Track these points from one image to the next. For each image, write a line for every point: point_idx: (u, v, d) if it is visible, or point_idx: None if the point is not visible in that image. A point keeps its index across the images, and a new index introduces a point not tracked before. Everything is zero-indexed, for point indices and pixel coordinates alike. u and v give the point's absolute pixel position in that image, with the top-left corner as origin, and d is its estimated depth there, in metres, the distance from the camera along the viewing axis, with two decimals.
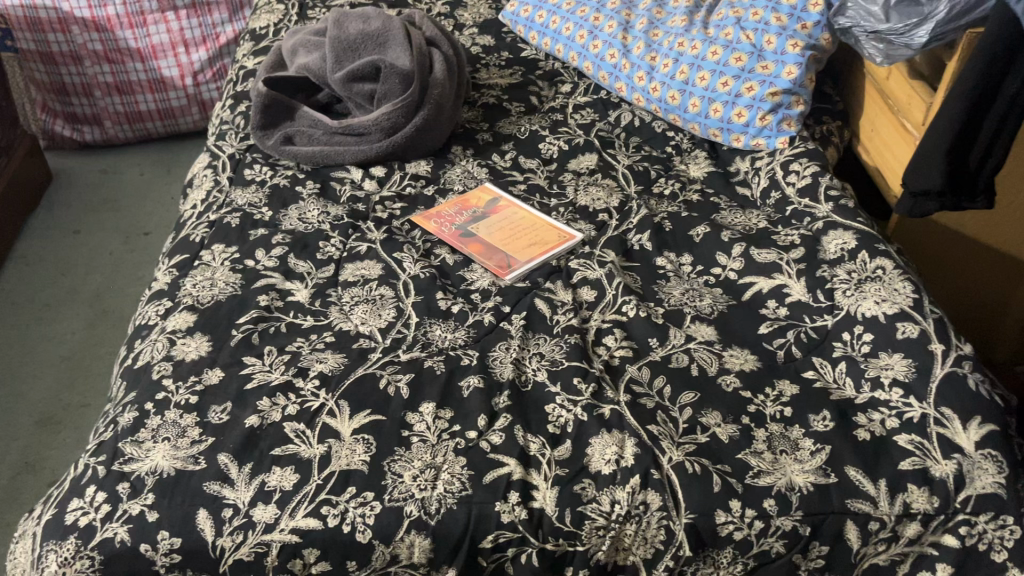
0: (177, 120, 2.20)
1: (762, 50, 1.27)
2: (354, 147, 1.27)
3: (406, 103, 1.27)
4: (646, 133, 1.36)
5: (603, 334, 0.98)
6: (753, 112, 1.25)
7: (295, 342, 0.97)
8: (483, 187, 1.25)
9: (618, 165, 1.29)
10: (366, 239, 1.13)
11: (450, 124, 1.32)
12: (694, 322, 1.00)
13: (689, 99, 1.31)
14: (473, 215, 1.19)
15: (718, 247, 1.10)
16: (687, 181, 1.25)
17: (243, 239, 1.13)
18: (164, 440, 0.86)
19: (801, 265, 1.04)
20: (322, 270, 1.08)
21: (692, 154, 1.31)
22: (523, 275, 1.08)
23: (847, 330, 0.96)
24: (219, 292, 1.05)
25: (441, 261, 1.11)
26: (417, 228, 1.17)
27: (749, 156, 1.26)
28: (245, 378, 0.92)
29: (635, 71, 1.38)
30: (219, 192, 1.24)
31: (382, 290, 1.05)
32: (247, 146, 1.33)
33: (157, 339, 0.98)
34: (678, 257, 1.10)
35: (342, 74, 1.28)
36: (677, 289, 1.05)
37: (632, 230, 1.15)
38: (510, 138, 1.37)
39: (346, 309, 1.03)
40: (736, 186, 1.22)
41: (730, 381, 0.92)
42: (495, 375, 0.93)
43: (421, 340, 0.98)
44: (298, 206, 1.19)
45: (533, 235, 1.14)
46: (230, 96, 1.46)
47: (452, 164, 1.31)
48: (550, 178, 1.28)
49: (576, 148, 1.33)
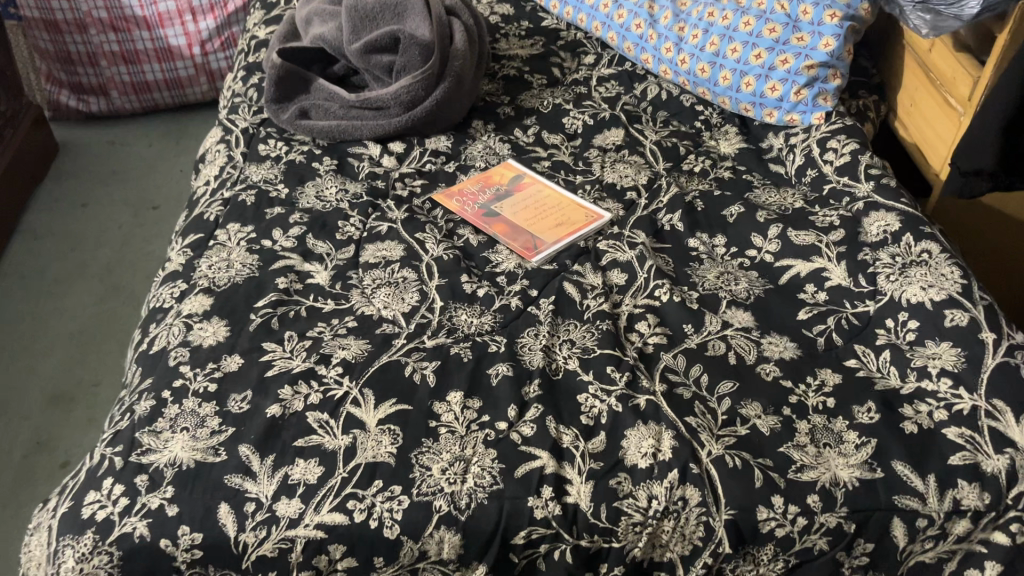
0: (184, 90, 2.15)
1: (798, 21, 1.21)
2: (372, 122, 1.23)
3: (426, 76, 1.22)
4: (673, 107, 1.31)
5: (635, 319, 0.95)
6: (787, 86, 1.19)
7: (316, 327, 0.94)
8: (506, 164, 1.21)
9: (646, 140, 1.25)
10: (387, 219, 1.09)
11: (469, 98, 1.28)
12: (729, 307, 0.96)
13: (719, 71, 1.26)
14: (496, 192, 1.15)
15: (753, 228, 1.05)
16: (717, 158, 1.21)
17: (259, 218, 1.09)
18: (182, 430, 0.83)
19: (842, 248, 1.00)
20: (342, 250, 1.05)
21: (721, 129, 1.26)
22: (550, 257, 1.04)
23: (891, 316, 0.92)
24: (236, 274, 1.01)
25: (465, 241, 1.07)
26: (439, 206, 1.13)
27: (783, 132, 1.21)
28: (265, 365, 0.89)
29: (662, 42, 1.33)
30: (233, 169, 1.20)
31: (405, 272, 1.01)
32: (261, 120, 1.28)
33: (172, 323, 0.95)
34: (711, 237, 1.06)
35: (360, 45, 1.23)
36: (711, 273, 1.01)
37: (662, 209, 1.11)
38: (532, 111, 1.32)
39: (368, 292, 0.99)
40: (769, 163, 1.18)
41: (769, 370, 0.88)
42: (525, 363, 0.90)
43: (447, 326, 0.94)
44: (315, 183, 1.15)
45: (560, 215, 1.10)
46: (242, 68, 1.42)
47: (473, 140, 1.26)
48: (575, 154, 1.24)
49: (602, 122, 1.28)
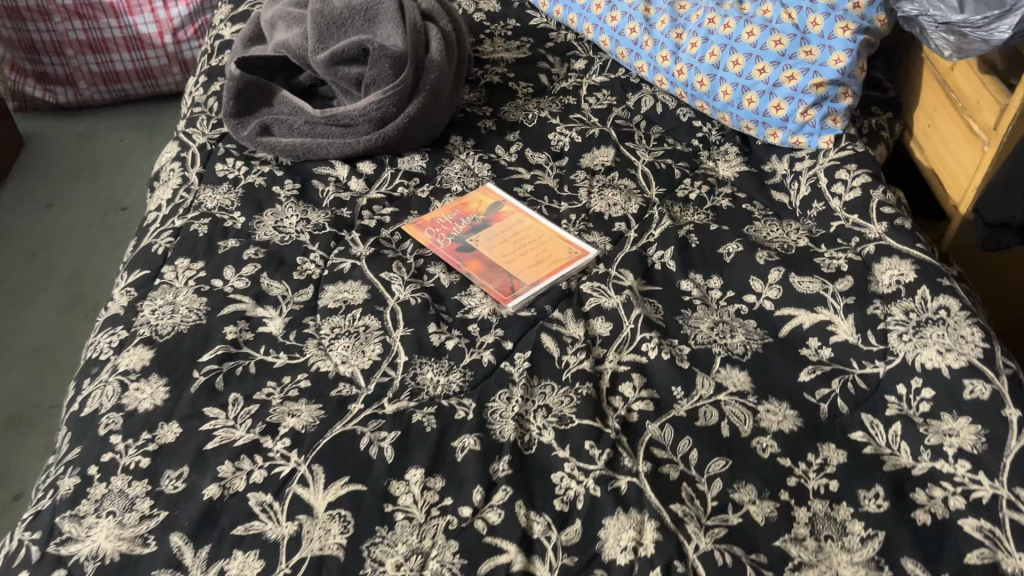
0: (156, 80, 2.05)
1: (806, 32, 1.09)
2: (339, 140, 1.13)
3: (398, 91, 1.11)
4: (669, 122, 1.21)
5: (619, 380, 0.86)
6: (793, 105, 1.09)
7: (265, 387, 0.85)
8: (484, 188, 1.11)
9: (638, 162, 1.14)
10: (350, 255, 1.00)
11: (447, 111, 1.17)
12: (724, 365, 0.87)
13: (719, 85, 1.15)
14: (472, 223, 1.05)
15: (752, 270, 0.96)
16: (714, 183, 1.11)
17: (210, 253, 1.00)
18: (108, 515, 0.74)
19: (849, 299, 0.90)
20: (299, 292, 0.95)
21: (720, 149, 1.16)
22: (528, 301, 0.95)
23: (902, 382, 0.83)
24: (181, 321, 0.92)
25: (435, 282, 0.97)
26: (410, 238, 1.03)
27: (787, 155, 1.11)
28: (205, 436, 0.80)
29: (658, 49, 1.23)
30: (186, 192, 1.10)
31: (367, 320, 0.92)
32: (221, 136, 1.18)
33: (107, 381, 0.86)
34: (705, 279, 0.97)
35: (325, 55, 1.12)
36: (704, 323, 0.92)
37: (653, 244, 1.02)
38: (516, 125, 1.22)
39: (325, 344, 0.90)
40: (771, 191, 1.08)
41: (766, 446, 0.79)
42: (494, 434, 0.80)
43: (410, 386, 0.85)
44: (274, 211, 1.05)
45: (541, 251, 1.01)
46: (204, 73, 1.31)
47: (450, 158, 1.16)
48: (560, 176, 1.14)
49: (590, 140, 1.18)
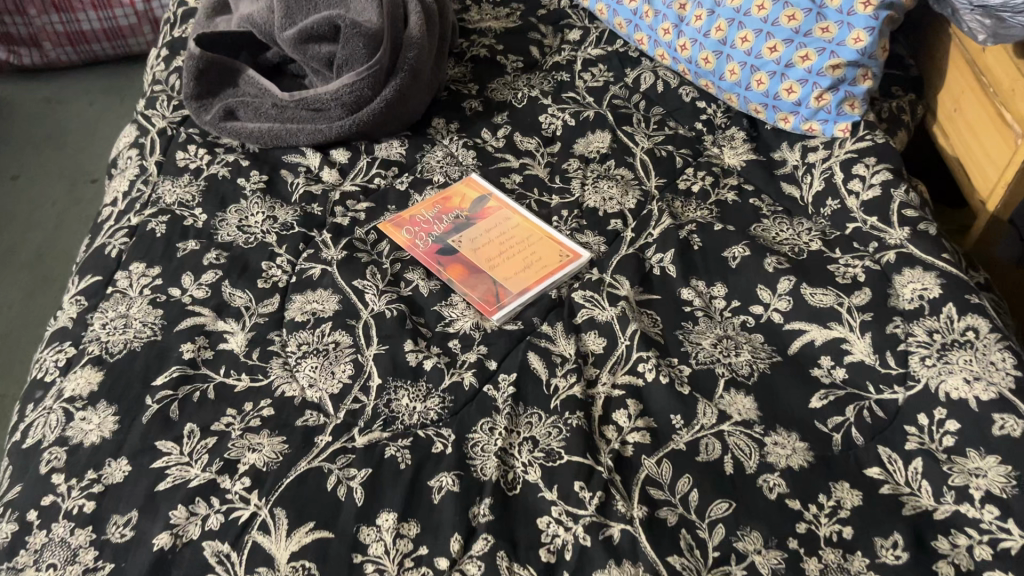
0: (126, 40, 1.94)
1: (823, 7, 0.98)
2: (310, 126, 1.03)
3: (372, 72, 1.00)
4: (671, 102, 1.11)
5: (613, 407, 0.78)
6: (806, 88, 0.99)
7: (223, 416, 0.77)
8: (469, 180, 1.02)
9: (636, 149, 1.05)
10: (320, 259, 0.91)
11: (428, 91, 1.07)
12: (728, 390, 0.79)
13: (726, 63, 1.06)
14: (455, 221, 0.96)
15: (759, 278, 0.87)
16: (719, 173, 1.02)
17: (168, 257, 0.91)
18: (48, 568, 0.67)
19: (867, 315, 0.82)
20: (264, 303, 0.87)
21: (726, 133, 1.07)
22: (515, 313, 0.87)
23: (924, 412, 0.75)
24: (133, 337, 0.83)
25: (413, 289, 0.89)
26: (386, 237, 0.95)
27: (799, 144, 1.01)
28: (157, 475, 0.72)
29: (659, 21, 1.13)
30: (144, 185, 1.01)
31: (337, 336, 0.84)
32: (183, 120, 1.09)
33: (51, 409, 0.78)
34: (708, 287, 0.89)
35: (294, 33, 1.01)
36: (707, 338, 0.84)
37: (651, 246, 0.93)
38: (504, 106, 1.12)
39: (291, 363, 0.82)
40: (781, 183, 0.99)
41: (772, 484, 0.72)
42: (476, 472, 0.73)
43: (384, 415, 0.78)
44: (238, 207, 0.96)
45: (530, 254, 0.92)
46: (166, 46, 1.21)
47: (432, 144, 1.07)
48: (551, 165, 1.05)
49: (585, 123, 1.09)
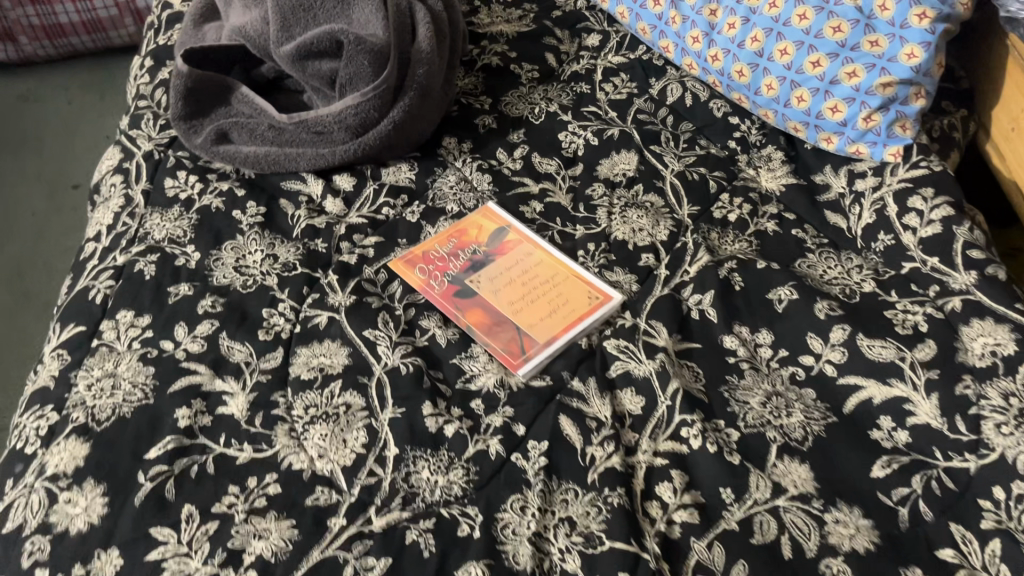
0: (106, 33, 1.83)
1: (872, 18, 0.90)
2: (311, 150, 0.94)
3: (379, 91, 0.91)
4: (701, 117, 1.03)
5: (656, 480, 0.71)
6: (853, 108, 0.91)
7: (225, 496, 0.69)
8: (485, 209, 0.94)
9: (666, 172, 0.97)
10: (326, 305, 0.83)
11: (438, 109, 0.99)
12: (781, 457, 0.72)
13: (762, 77, 0.97)
14: (472, 258, 0.88)
15: (809, 325, 0.80)
16: (757, 200, 0.94)
17: (159, 304, 0.83)
18: None
19: (932, 372, 0.74)
20: (266, 357, 0.79)
21: (761, 153, 0.99)
22: (542, 366, 0.79)
23: (1001, 485, 0.68)
24: (122, 400, 0.75)
25: (429, 338, 0.81)
26: (397, 277, 0.87)
27: (844, 167, 0.93)
28: (153, 569, 0.65)
29: (687, 27, 1.04)
30: (130, 217, 0.92)
31: (347, 398, 0.76)
32: (170, 141, 1.00)
33: (32, 489, 0.70)
34: (752, 334, 0.81)
35: (291, 48, 0.92)
36: (755, 396, 0.76)
37: (688, 286, 0.85)
38: (520, 122, 1.04)
39: (298, 430, 0.74)
40: (825, 212, 0.91)
41: (835, 569, 0.65)
42: (508, 561, 0.66)
43: (403, 491, 0.70)
44: (234, 244, 0.88)
45: (555, 297, 0.84)
46: (150, 56, 1.11)
47: (443, 168, 0.98)
48: (573, 191, 0.96)
49: (609, 142, 1.00)
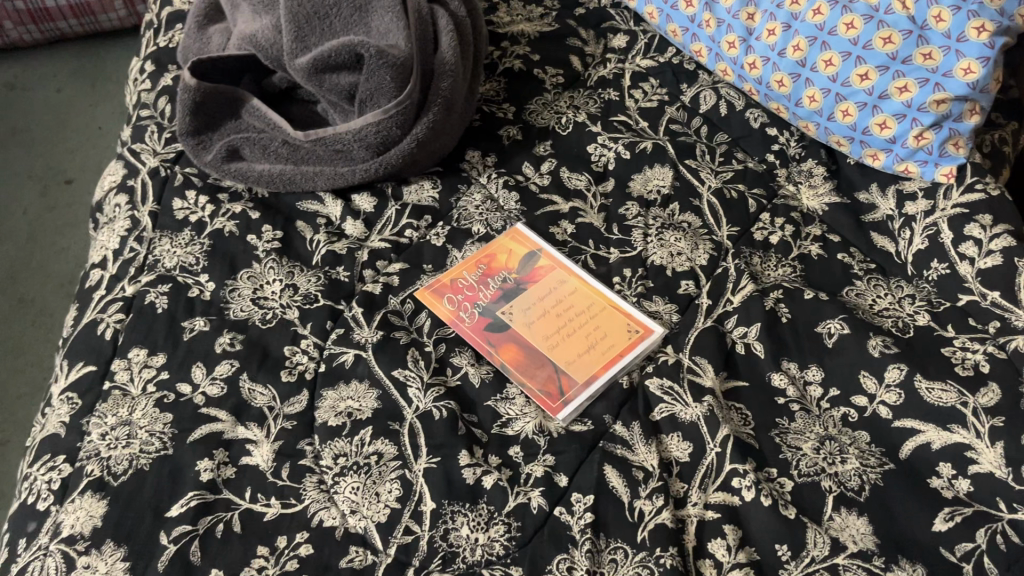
0: (96, 17, 1.75)
1: (925, 28, 0.84)
2: (330, 169, 0.90)
3: (402, 108, 0.86)
4: (736, 128, 0.98)
5: (708, 535, 0.67)
6: (904, 125, 0.86)
7: (254, 558, 0.65)
8: (514, 231, 0.89)
9: (703, 189, 0.92)
10: (352, 341, 0.78)
11: (462, 122, 0.94)
12: (838, 509, 0.68)
13: (804, 88, 0.92)
14: (503, 287, 0.84)
15: (862, 363, 0.76)
16: (800, 220, 0.90)
17: (174, 342, 0.78)
18: None
19: (995, 419, 0.71)
20: (290, 401, 0.75)
21: (801, 167, 0.94)
22: (582, 408, 0.75)
23: None
24: (139, 451, 0.71)
25: (461, 377, 0.77)
26: (425, 308, 0.82)
27: (892, 187, 0.89)
28: None
29: (722, 31, 0.98)
30: (137, 243, 0.87)
31: (379, 447, 0.72)
32: (177, 157, 0.94)
33: (46, 552, 0.66)
34: (802, 370, 0.77)
35: (307, 61, 0.86)
36: (807, 441, 0.73)
37: (731, 317, 0.81)
38: (546, 133, 0.99)
39: (328, 483, 0.70)
40: (872, 234, 0.87)
41: None
42: None
43: (442, 551, 0.66)
44: (251, 274, 0.83)
45: (593, 332, 0.80)
46: (151, 59, 1.05)
47: (468, 185, 0.93)
48: (605, 210, 0.91)
49: (641, 156, 0.95)
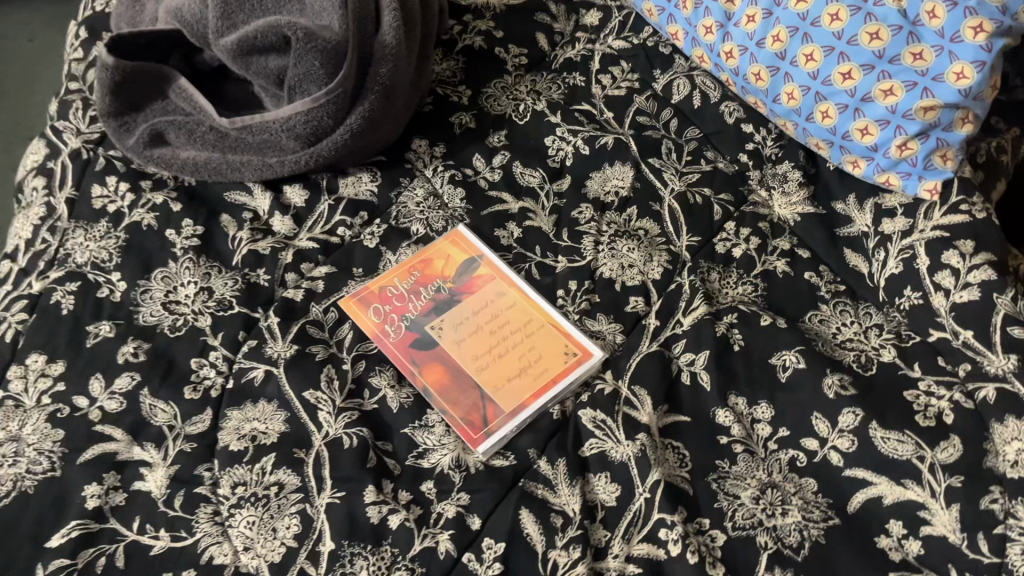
0: None
1: (917, 24, 0.74)
2: (258, 159, 0.83)
3: (333, 97, 0.78)
4: (709, 122, 0.90)
5: None
6: (886, 132, 0.77)
7: None
8: (454, 234, 0.82)
9: (665, 192, 0.85)
10: (263, 355, 0.73)
11: (407, 109, 0.86)
12: (772, 570, 0.62)
13: (783, 83, 0.83)
14: (435, 298, 0.78)
15: (815, 404, 0.69)
16: (768, 231, 0.82)
17: (75, 348, 0.73)
18: None
19: (954, 477, 0.64)
20: (192, 420, 0.69)
21: (776, 169, 0.86)
22: (505, 440, 0.69)
23: None
24: (25, 472, 0.66)
25: (379, 401, 0.71)
26: (349, 319, 0.76)
27: (871, 199, 0.81)
28: None
29: (700, 14, 0.89)
30: (50, 233, 0.81)
31: (280, 477, 0.67)
32: (101, 138, 0.88)
33: None
34: (750, 407, 0.70)
35: (233, 40, 0.79)
36: (747, 489, 0.66)
37: (680, 341, 0.74)
38: (501, 122, 0.91)
39: (223, 515, 0.65)
40: (844, 251, 0.79)
41: None
42: None
43: None
44: (165, 274, 0.78)
45: (528, 353, 0.74)
46: (86, 25, 0.98)
47: (411, 178, 0.86)
48: (557, 212, 0.84)
49: (601, 152, 0.88)
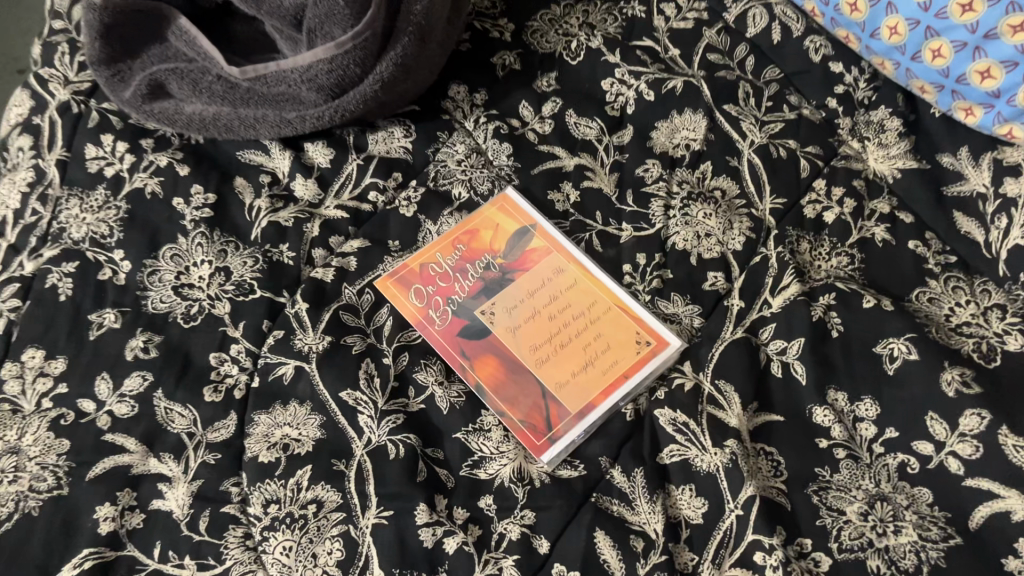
0: None
1: None
2: (274, 113, 0.72)
3: (361, 43, 0.67)
4: (791, 60, 0.78)
5: None
6: (1013, 75, 0.65)
7: None
8: (502, 200, 0.71)
9: (743, 144, 0.74)
10: (293, 349, 0.64)
11: (443, 50, 0.75)
12: None
13: (884, 15, 0.70)
14: (484, 277, 0.68)
15: (930, 402, 0.60)
16: (864, 190, 0.71)
17: (77, 342, 0.64)
18: None
19: None
20: (215, 427, 0.61)
21: (871, 116, 0.75)
22: (573, 447, 0.61)
23: None
24: (28, 489, 0.57)
25: (426, 400, 0.62)
26: (386, 303, 0.67)
27: (987, 154, 0.70)
28: None
29: None
30: (40, 203, 0.70)
31: (318, 493, 0.58)
32: (92, 88, 0.77)
33: None
34: (852, 404, 0.61)
35: None
36: (853, 502, 0.57)
37: (768, 325, 0.65)
38: (551, 62, 0.79)
39: (255, 539, 0.57)
40: (955, 214, 0.68)
41: None
42: None
43: None
44: (174, 252, 0.68)
45: (594, 342, 0.65)
46: None
47: (451, 131, 0.76)
48: (619, 169, 0.73)
49: (668, 97, 0.76)
